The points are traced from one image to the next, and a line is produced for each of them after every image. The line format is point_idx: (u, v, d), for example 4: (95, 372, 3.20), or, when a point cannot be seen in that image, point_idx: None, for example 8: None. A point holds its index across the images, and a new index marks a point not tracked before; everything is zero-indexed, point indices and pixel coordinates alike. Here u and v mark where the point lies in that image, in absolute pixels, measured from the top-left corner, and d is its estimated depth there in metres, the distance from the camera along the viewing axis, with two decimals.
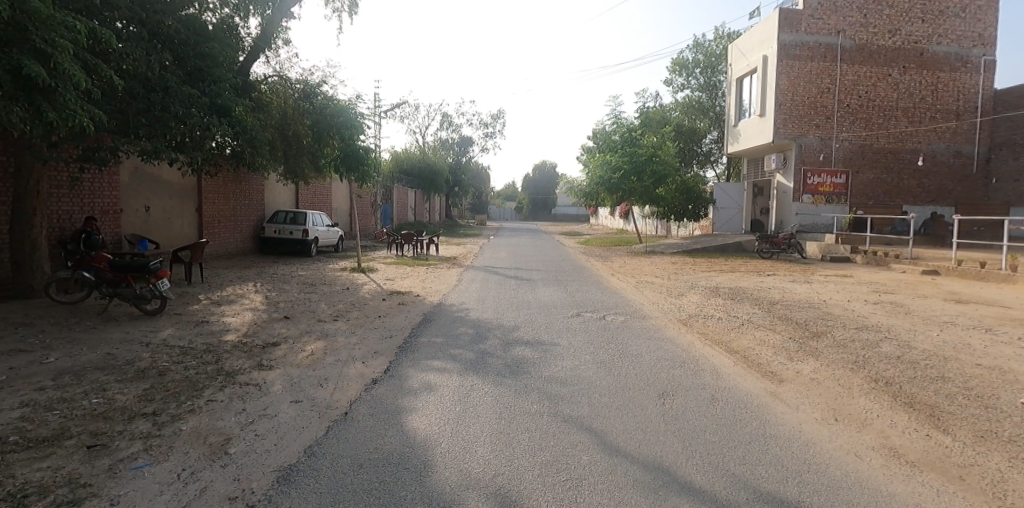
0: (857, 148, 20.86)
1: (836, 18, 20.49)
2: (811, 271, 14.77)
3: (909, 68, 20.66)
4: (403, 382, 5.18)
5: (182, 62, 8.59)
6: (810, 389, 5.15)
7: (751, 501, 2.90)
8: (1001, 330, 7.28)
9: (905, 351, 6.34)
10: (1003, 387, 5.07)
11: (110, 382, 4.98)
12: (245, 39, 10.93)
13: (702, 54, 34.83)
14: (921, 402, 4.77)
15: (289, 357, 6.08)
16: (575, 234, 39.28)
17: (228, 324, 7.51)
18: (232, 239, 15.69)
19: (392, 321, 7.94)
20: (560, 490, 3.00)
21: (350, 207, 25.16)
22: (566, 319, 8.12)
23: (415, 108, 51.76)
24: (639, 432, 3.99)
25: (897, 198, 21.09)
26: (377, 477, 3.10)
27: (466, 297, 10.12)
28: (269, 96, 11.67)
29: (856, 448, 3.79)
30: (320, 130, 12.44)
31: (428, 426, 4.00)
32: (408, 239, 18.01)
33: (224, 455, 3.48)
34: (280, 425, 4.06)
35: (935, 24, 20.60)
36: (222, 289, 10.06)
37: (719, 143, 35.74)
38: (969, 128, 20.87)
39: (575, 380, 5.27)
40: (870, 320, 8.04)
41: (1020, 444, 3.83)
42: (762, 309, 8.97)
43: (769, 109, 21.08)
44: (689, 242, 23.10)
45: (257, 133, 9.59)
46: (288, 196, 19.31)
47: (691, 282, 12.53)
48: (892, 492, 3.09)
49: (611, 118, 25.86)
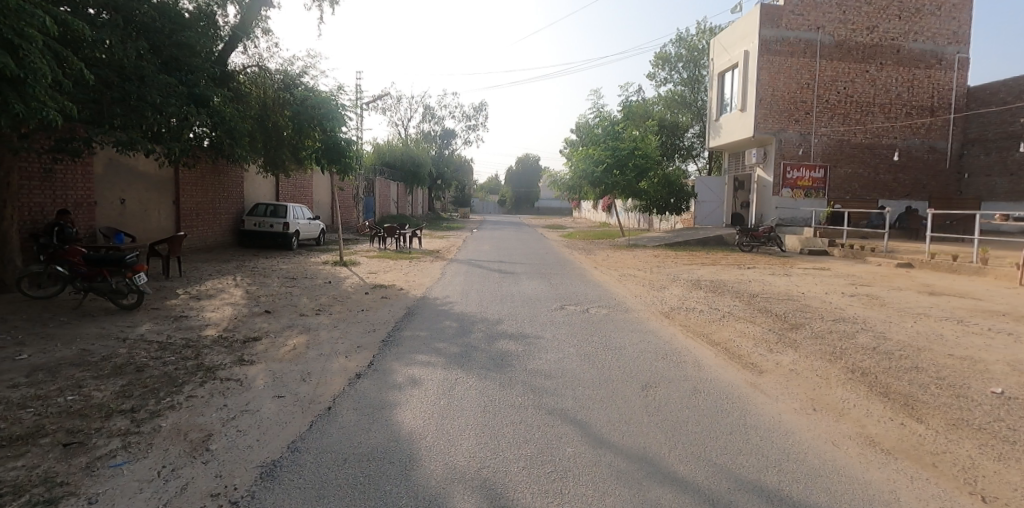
0: (836, 143, 21.16)
1: (815, 14, 20.74)
2: (790, 263, 15.08)
3: (887, 65, 21.05)
4: (388, 376, 5.16)
5: (158, 51, 8.36)
6: (789, 380, 5.26)
7: (732, 489, 2.96)
8: (973, 321, 7.49)
9: (881, 342, 6.49)
10: (973, 376, 5.25)
11: (86, 379, 4.88)
12: (223, 27, 10.63)
13: (684, 49, 35.29)
14: (896, 391, 4.89)
15: (271, 351, 6.03)
16: (558, 228, 39.23)
17: (209, 319, 7.39)
18: (211, 232, 15.40)
19: (376, 315, 7.89)
20: (546, 482, 3.02)
21: (332, 200, 24.94)
22: (549, 312, 8.12)
23: (397, 99, 51.38)
24: (622, 423, 4.03)
25: (874, 192, 21.49)
26: (363, 472, 3.08)
27: (450, 290, 10.10)
28: (248, 87, 11.46)
29: (833, 437, 3.89)
30: (300, 122, 12.04)
31: (413, 420, 4.00)
32: (390, 233, 17.89)
33: (205, 451, 3.44)
34: (262, 421, 4.03)
35: (912, 22, 20.97)
36: (202, 284, 9.87)
37: (702, 138, 36.04)
38: (943, 125, 21.37)
39: (559, 372, 5.31)
40: (847, 312, 8.19)
41: (990, 432, 3.97)
42: (743, 301, 9.08)
43: (750, 103, 21.23)
44: (672, 235, 23.30)
45: (236, 123, 9.41)
46: (268, 188, 19.01)
47: (673, 274, 12.72)
48: (868, 479, 3.18)
49: (594, 110, 25.87)
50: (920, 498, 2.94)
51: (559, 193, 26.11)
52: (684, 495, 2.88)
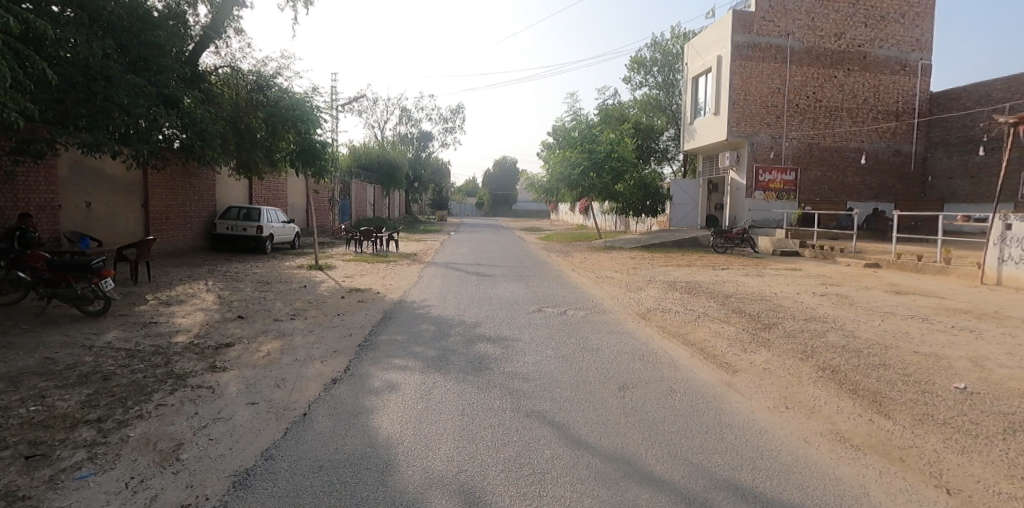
0: (806, 146, 21.70)
1: (785, 20, 21.26)
2: (763, 264, 15.39)
3: (854, 70, 21.67)
4: (364, 381, 5.09)
5: (126, 51, 8.12)
6: (762, 378, 5.36)
7: (709, 488, 2.99)
8: (937, 319, 7.73)
9: (851, 340, 6.65)
10: (937, 372, 5.42)
11: (50, 388, 4.71)
12: (193, 27, 10.43)
13: (659, 53, 35.79)
14: (864, 388, 5.02)
15: (244, 357, 5.91)
16: (536, 230, 39.29)
17: (179, 325, 7.20)
18: (182, 236, 15.04)
19: (352, 319, 7.80)
20: (525, 484, 3.01)
21: (307, 202, 24.59)
22: (527, 314, 8.12)
23: (373, 101, 50.93)
24: (600, 424, 4.05)
25: (843, 195, 22.08)
26: (340, 478, 3.04)
27: (427, 293, 10.03)
28: (221, 87, 11.45)
29: (805, 434, 3.96)
30: (274, 124, 11.80)
31: (390, 425, 3.95)
32: (367, 235, 17.74)
33: (176, 461, 3.34)
34: (236, 429, 3.94)
35: (877, 29, 21.63)
36: (172, 289, 9.62)
37: (677, 141, 36.58)
38: (907, 129, 22.09)
39: (537, 375, 5.31)
40: (818, 311, 8.38)
41: (953, 426, 4.10)
42: (718, 302, 9.22)
43: (724, 107, 21.57)
44: (648, 237, 23.57)
45: (207, 124, 9.42)
46: (241, 191, 18.65)
47: (649, 275, 12.86)
48: (839, 475, 3.25)
49: (571, 113, 26.03)
50: (889, 492, 3.02)
51: (537, 196, 26.22)
52: (662, 495, 2.90)
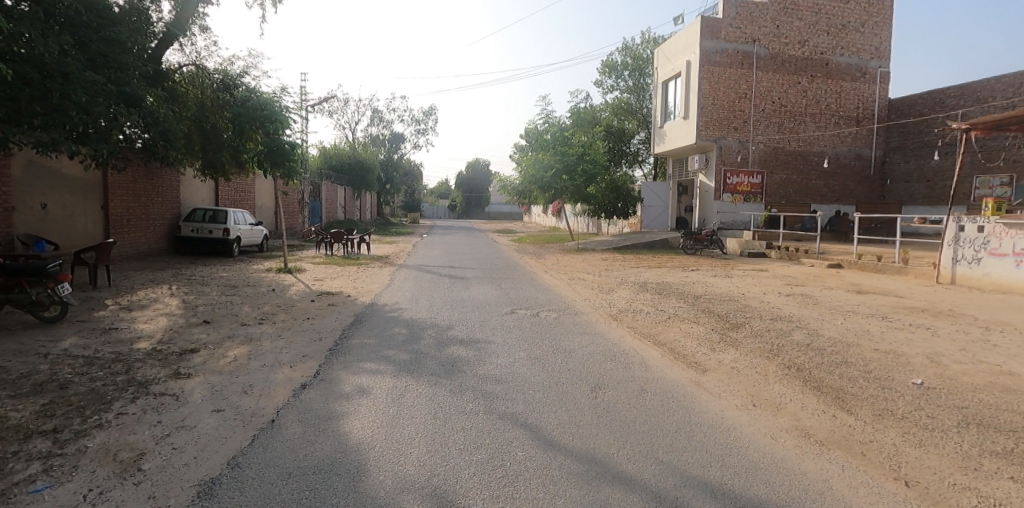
0: (772, 150, 22.29)
1: (751, 27, 21.80)
2: (730, 265, 15.73)
3: (817, 77, 22.35)
4: (334, 386, 5.01)
5: (84, 47, 7.80)
6: (730, 377, 5.47)
7: (679, 486, 3.04)
8: (896, 317, 8.02)
9: (814, 339, 6.85)
10: (896, 369, 5.62)
11: (1, 398, 4.49)
12: (156, 24, 10.12)
13: (630, 57, 36.28)
14: (828, 385, 5.17)
15: (210, 363, 5.75)
16: (509, 232, 39.31)
17: (141, 331, 6.96)
18: (145, 238, 14.57)
19: (322, 323, 7.67)
20: (498, 487, 3.00)
21: (276, 204, 24.10)
22: (500, 316, 8.11)
23: (344, 102, 50.12)
24: (572, 425, 4.08)
25: (807, 197, 22.74)
26: (309, 485, 2.98)
27: (399, 296, 9.93)
28: (183, 85, 11.16)
29: (772, 431, 4.05)
30: (241, 124, 11.52)
31: (362, 430, 3.90)
32: (338, 238, 17.49)
33: (137, 472, 3.23)
34: (200, 437, 3.82)
35: (838, 37, 22.36)
36: (133, 293, 9.31)
37: (647, 144, 37.12)
38: (867, 134, 22.89)
39: (509, 377, 5.31)
40: (783, 311, 8.60)
41: (911, 420, 4.26)
42: (687, 303, 9.38)
43: (693, 111, 22.01)
44: (620, 239, 23.85)
45: (171, 124, 9.23)
46: (206, 192, 18.16)
47: (621, 277, 13.00)
48: (804, 470, 3.33)
49: (543, 116, 26.18)
50: (850, 485, 3.11)
51: (509, 198, 26.25)
52: (633, 494, 2.93)
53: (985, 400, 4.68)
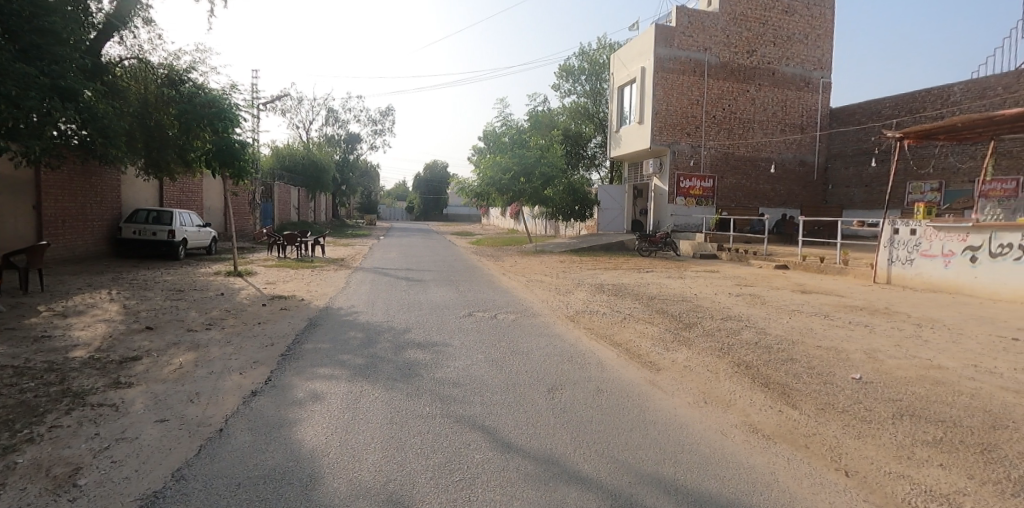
0: (722, 155, 23.08)
1: (703, 36, 22.53)
2: (683, 267, 16.18)
3: (764, 85, 23.29)
4: (287, 392, 4.87)
5: (15, 37, 7.30)
6: (683, 375, 5.63)
7: (633, 483, 3.10)
8: (837, 315, 8.44)
9: (762, 337, 7.14)
10: (837, 364, 5.92)
11: None
12: (95, 14, 9.60)
13: (586, 62, 36.90)
14: (775, 381, 5.39)
15: (153, 371, 5.49)
16: (467, 234, 39.15)
17: (77, 339, 6.57)
18: (82, 241, 13.79)
19: (274, 327, 7.45)
20: (455, 490, 2.99)
21: (225, 205, 23.25)
22: (458, 319, 8.09)
23: (298, 101, 48.59)
24: (529, 426, 4.10)
25: (756, 201, 23.67)
26: (260, 496, 2.89)
27: (355, 299, 9.75)
28: (125, 80, 10.51)
29: (722, 427, 4.19)
30: (187, 121, 11.03)
31: (316, 437, 3.80)
32: (291, 240, 17.05)
33: (72, 488, 3.05)
34: (142, 449, 3.65)
35: (784, 48, 23.41)
36: (69, 299, 8.78)
37: (604, 148, 37.77)
38: (811, 141, 24.02)
39: (466, 380, 5.30)
40: (733, 310, 8.92)
41: (851, 413, 4.49)
42: (642, 304, 9.59)
43: (647, 117, 22.55)
44: (578, 241, 24.17)
45: (111, 120, 8.81)
46: (149, 193, 17.34)
47: (578, 279, 13.17)
48: (752, 464, 3.46)
49: (501, 119, 26.29)
50: (795, 477, 3.25)
51: (466, 200, 26.15)
52: (590, 493, 2.97)
53: (918, 392, 4.99)
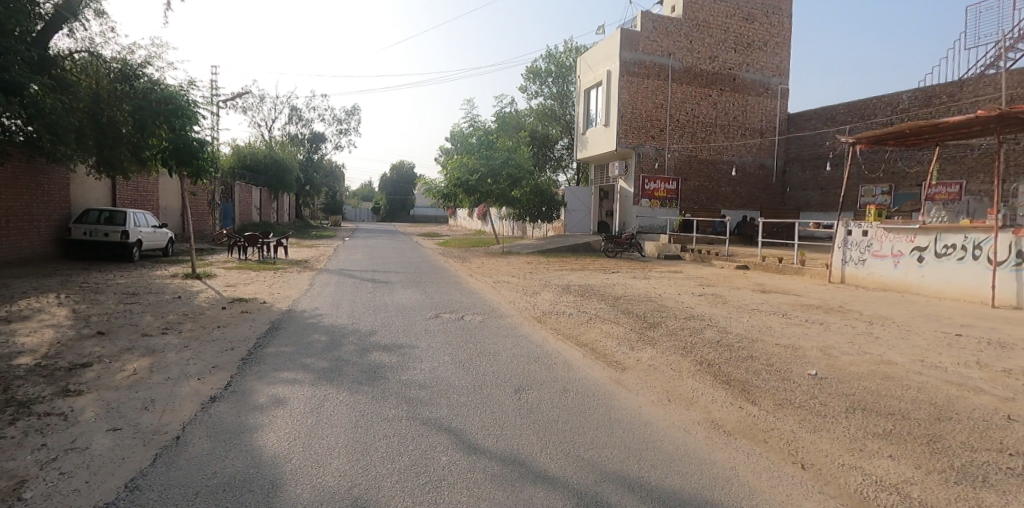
0: (686, 158, 23.60)
1: (666, 41, 22.98)
2: (648, 268, 16.47)
3: (726, 90, 23.92)
4: (248, 397, 4.76)
5: None
6: (647, 374, 5.74)
7: (598, 481, 3.15)
8: (795, 314, 8.74)
9: (724, 335, 7.34)
10: (794, 361, 6.14)
11: None
12: (42, 4, 9.16)
13: (553, 64, 37.15)
14: (736, 379, 5.55)
15: (105, 379, 5.27)
16: (435, 235, 38.87)
17: (22, 345, 6.25)
18: (28, 242, 13.11)
19: (235, 331, 7.26)
20: (421, 493, 2.98)
21: (183, 205, 22.48)
22: (425, 321, 8.03)
23: (261, 98, 47.07)
24: (495, 427, 4.12)
25: (718, 203, 24.29)
26: (220, 505, 2.81)
27: (319, 302, 9.57)
28: (71, 74, 10.12)
29: (684, 424, 4.29)
30: (142, 118, 10.55)
31: (279, 442, 3.73)
32: (252, 241, 16.64)
33: (17, 502, 2.90)
34: (93, 459, 3.50)
35: (744, 54, 24.10)
36: (13, 303, 8.34)
37: (571, 150, 38.07)
38: (770, 145, 24.78)
39: (432, 382, 5.28)
40: (696, 310, 9.14)
41: (806, 408, 4.67)
42: (608, 304, 9.72)
43: (613, 119, 22.88)
44: (545, 242, 24.30)
45: (59, 116, 8.41)
46: (100, 192, 16.61)
47: (545, 280, 13.24)
48: (713, 459, 3.56)
49: (469, 120, 26.21)
50: (753, 471, 3.37)
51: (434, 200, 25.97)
52: (556, 492, 3.01)
53: (869, 387, 5.22)
